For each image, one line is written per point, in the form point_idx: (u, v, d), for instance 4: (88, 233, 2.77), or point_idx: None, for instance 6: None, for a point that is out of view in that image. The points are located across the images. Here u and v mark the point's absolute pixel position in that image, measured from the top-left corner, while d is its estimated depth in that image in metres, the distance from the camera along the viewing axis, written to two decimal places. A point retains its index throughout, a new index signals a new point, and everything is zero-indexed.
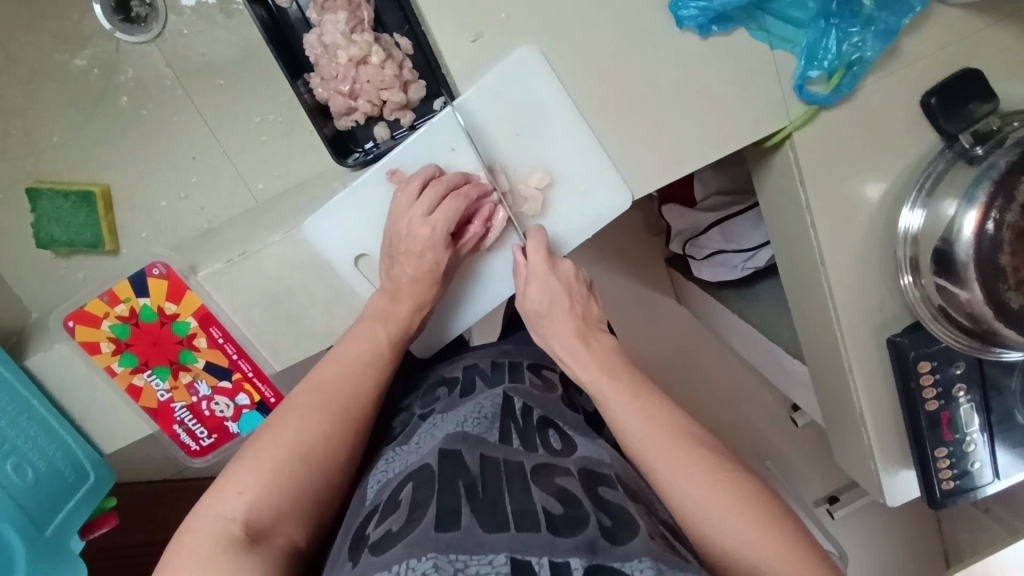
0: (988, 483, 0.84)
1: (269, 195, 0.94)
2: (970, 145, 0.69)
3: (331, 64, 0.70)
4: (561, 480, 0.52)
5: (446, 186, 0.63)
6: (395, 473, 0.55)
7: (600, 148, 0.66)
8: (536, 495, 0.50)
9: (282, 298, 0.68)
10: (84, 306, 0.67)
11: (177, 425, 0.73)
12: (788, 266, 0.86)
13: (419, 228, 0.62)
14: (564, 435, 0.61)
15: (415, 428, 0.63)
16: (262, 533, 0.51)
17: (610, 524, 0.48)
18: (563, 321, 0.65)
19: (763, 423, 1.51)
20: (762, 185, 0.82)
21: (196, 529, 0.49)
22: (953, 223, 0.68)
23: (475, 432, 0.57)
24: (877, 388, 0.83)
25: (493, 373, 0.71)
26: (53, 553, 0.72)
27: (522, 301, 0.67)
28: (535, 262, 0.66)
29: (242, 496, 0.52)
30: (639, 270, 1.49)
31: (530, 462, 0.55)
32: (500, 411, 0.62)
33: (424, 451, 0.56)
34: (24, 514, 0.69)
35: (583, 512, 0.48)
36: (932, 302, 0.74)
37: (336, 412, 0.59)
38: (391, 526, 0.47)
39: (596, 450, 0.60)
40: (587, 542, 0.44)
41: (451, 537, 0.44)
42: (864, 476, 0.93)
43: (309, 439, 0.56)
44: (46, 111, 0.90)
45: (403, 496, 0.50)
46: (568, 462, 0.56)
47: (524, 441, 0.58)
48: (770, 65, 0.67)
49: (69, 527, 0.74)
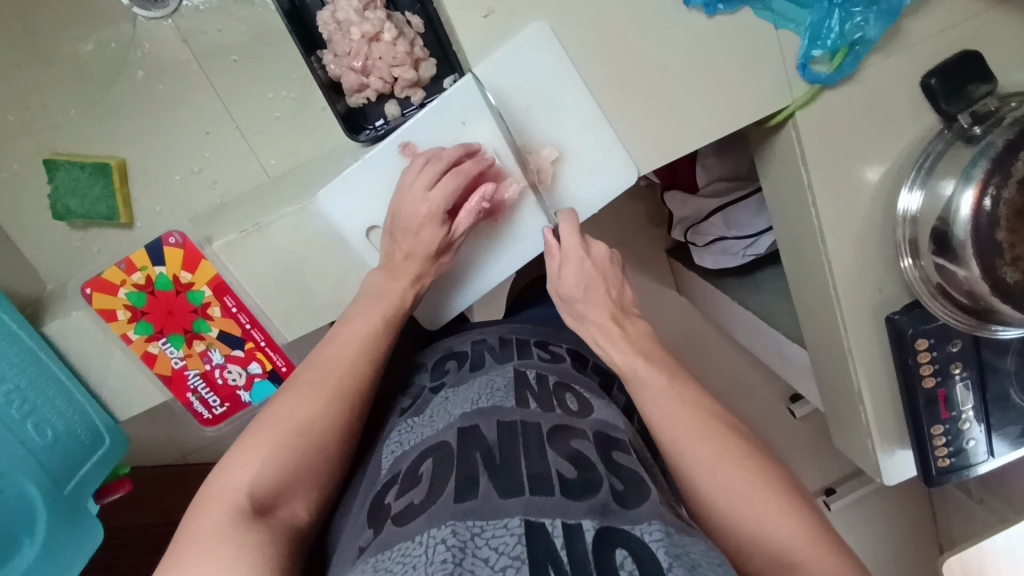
0: (982, 461, 0.86)
1: (280, 172, 0.95)
2: (968, 125, 0.71)
3: (344, 41, 0.71)
4: (575, 443, 0.54)
5: (447, 160, 0.65)
6: (412, 446, 0.57)
7: (608, 123, 0.68)
8: (552, 458, 0.51)
9: (294, 270, 0.70)
10: (102, 274, 0.68)
11: (190, 394, 0.75)
12: (789, 246, 0.88)
13: (419, 205, 0.64)
14: (580, 398, 0.63)
15: (426, 401, 0.65)
16: (267, 505, 0.53)
17: (621, 489, 0.50)
18: (598, 302, 0.66)
19: (761, 412, 1.52)
20: (766, 165, 0.83)
21: (207, 499, 0.52)
22: (951, 201, 0.70)
23: (490, 404, 0.57)
24: (875, 367, 0.84)
25: (501, 350, 0.71)
26: (73, 510, 0.75)
27: (556, 283, 0.67)
28: (570, 246, 0.66)
29: (245, 470, 0.54)
30: (642, 258, 1.50)
31: (548, 423, 0.56)
32: (513, 382, 0.62)
33: (440, 426, 0.57)
34: (45, 472, 0.72)
35: (595, 476, 0.50)
36: (931, 280, 0.76)
37: (335, 393, 0.60)
38: (412, 499, 0.49)
39: (609, 416, 0.61)
40: (599, 506, 0.46)
41: (469, 505, 0.46)
42: (861, 456, 0.95)
43: (310, 416, 0.58)
44: (61, 84, 0.91)
45: (423, 470, 0.52)
46: (583, 424, 0.57)
47: (541, 404, 0.59)
48: (774, 45, 0.68)
49: (88, 487, 0.76)
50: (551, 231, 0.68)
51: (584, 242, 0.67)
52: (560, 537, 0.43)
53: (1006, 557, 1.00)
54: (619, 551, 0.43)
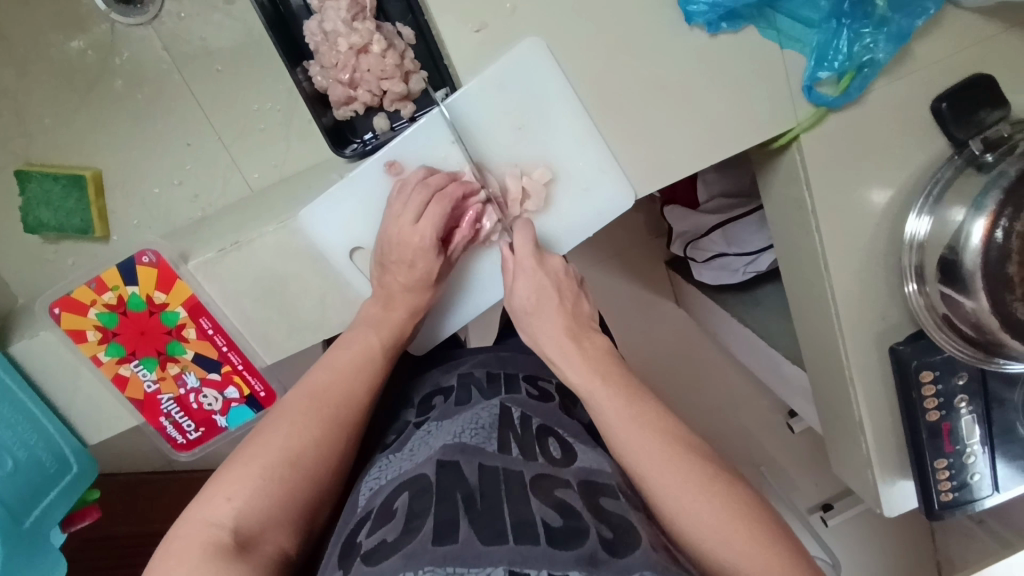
0: (986, 496, 0.83)
1: (264, 185, 0.92)
2: (979, 152, 0.68)
3: (331, 52, 0.68)
4: (560, 492, 0.51)
5: (433, 187, 0.63)
6: (389, 480, 0.54)
7: (603, 143, 0.65)
8: (536, 505, 0.48)
9: (274, 290, 0.67)
10: (72, 293, 0.65)
11: (164, 418, 0.72)
12: (790, 271, 0.85)
13: (408, 235, 0.62)
14: (564, 445, 0.60)
15: (409, 435, 0.62)
16: (249, 541, 0.49)
17: (610, 537, 0.47)
18: (550, 316, 0.63)
19: (758, 430, 1.50)
20: (767, 187, 0.80)
21: (185, 536, 0.49)
22: (960, 230, 0.67)
23: (473, 442, 0.55)
24: (877, 397, 0.82)
25: (488, 386, 0.68)
26: (31, 544, 0.71)
27: (511, 298, 0.65)
28: (523, 259, 0.65)
29: (231, 502, 0.51)
30: (639, 271, 1.47)
31: (530, 472, 0.53)
32: (497, 421, 0.59)
33: (419, 461, 0.54)
34: (4, 504, 0.68)
35: (582, 523, 0.47)
36: (937, 310, 0.73)
37: (329, 421, 0.58)
38: (385, 537, 0.47)
39: (595, 461, 0.58)
40: (587, 555, 0.44)
41: (448, 549, 0.43)
42: (861, 485, 0.92)
43: (301, 446, 0.55)
44: (39, 92, 0.88)
45: (398, 505, 0.50)
46: (569, 474, 0.54)
47: (524, 450, 0.56)
48: (779, 65, 0.65)
49: (49, 520, 0.73)
50: (509, 246, 0.67)
51: (538, 254, 0.66)
52: None
53: None
54: None
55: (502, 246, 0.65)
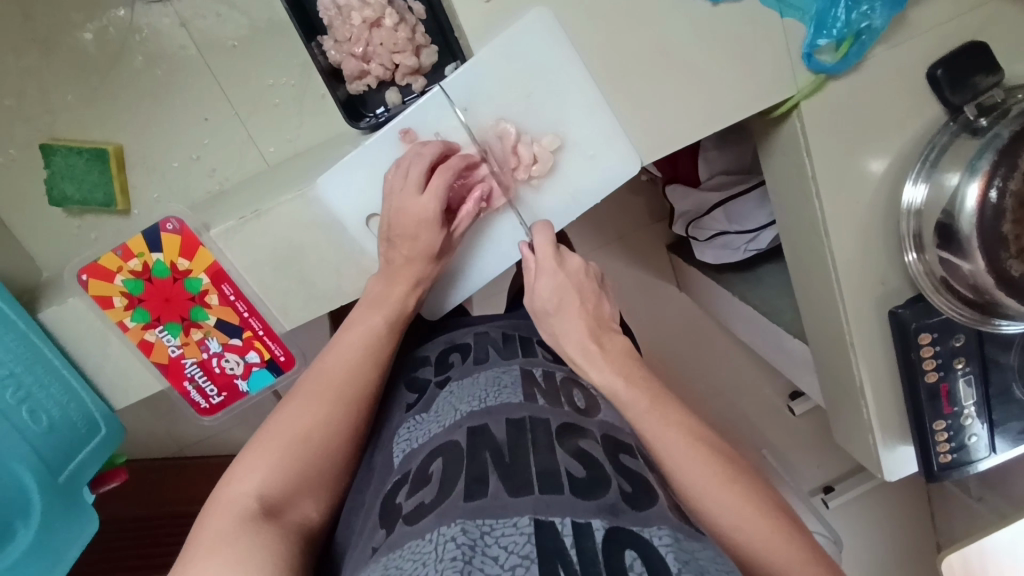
0: (983, 458, 0.85)
1: (279, 160, 0.94)
2: (974, 117, 0.70)
3: (345, 26, 0.70)
4: (583, 443, 0.53)
5: (430, 158, 0.64)
6: (420, 444, 0.56)
7: (609, 111, 0.67)
8: (560, 454, 0.51)
9: (291, 259, 0.69)
10: (99, 260, 0.68)
11: (187, 382, 0.74)
12: (792, 239, 0.87)
13: (410, 205, 0.63)
14: (588, 396, 0.63)
15: (433, 397, 0.64)
16: (276, 508, 0.52)
17: (631, 490, 0.49)
18: (570, 315, 0.65)
19: (760, 408, 1.52)
20: (769, 157, 0.83)
21: (216, 506, 0.51)
22: (956, 194, 0.69)
23: (498, 403, 0.57)
24: (878, 362, 0.84)
25: (505, 346, 0.70)
26: (68, 498, 0.75)
27: (531, 298, 0.67)
28: (543, 256, 0.67)
29: (252, 477, 0.53)
30: (642, 253, 1.49)
31: (556, 420, 0.55)
32: (521, 379, 0.61)
33: (447, 425, 0.56)
34: (39, 459, 0.72)
35: (604, 475, 0.49)
36: (935, 274, 0.75)
37: (338, 399, 0.60)
38: (423, 499, 0.49)
39: (615, 417, 0.61)
40: (608, 506, 0.46)
41: (479, 504, 0.45)
42: (862, 451, 0.94)
43: (312, 423, 0.58)
44: (58, 70, 0.90)
45: (434, 469, 0.52)
46: (592, 424, 0.57)
47: (550, 401, 0.59)
48: (779, 33, 0.67)
49: (82, 475, 0.76)
50: (527, 245, 0.69)
51: (559, 254, 0.68)
52: (569, 535, 0.42)
53: (1004, 555, 1.00)
54: (629, 552, 0.42)
55: (521, 245, 0.67)
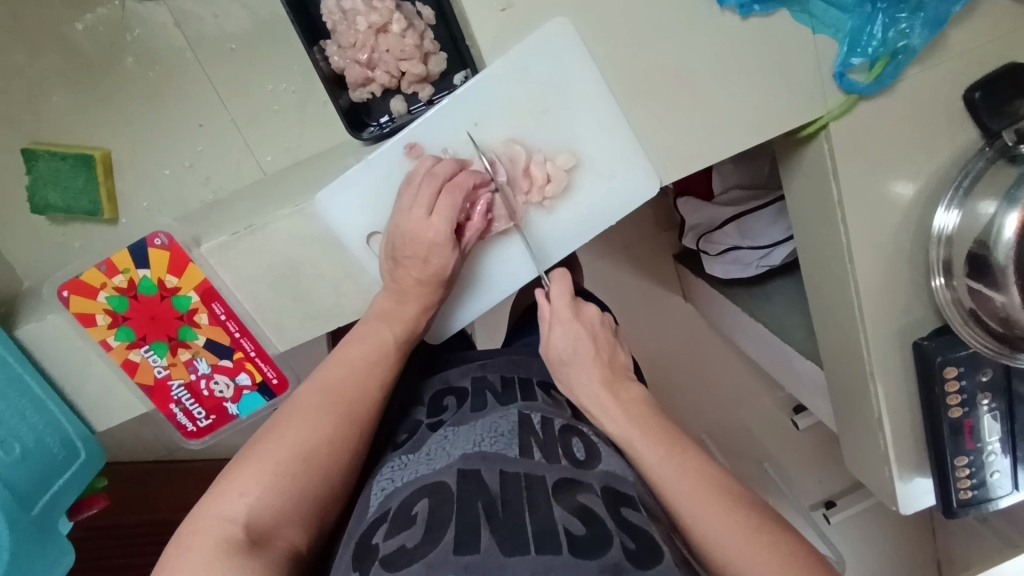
0: (1004, 495, 0.82)
1: (276, 169, 0.90)
2: (1012, 143, 0.66)
3: (349, 32, 0.66)
4: (583, 497, 0.50)
5: (441, 177, 0.60)
6: (404, 483, 0.53)
7: (629, 130, 0.63)
8: (558, 511, 0.47)
9: (287, 276, 0.65)
10: (81, 276, 0.64)
11: (174, 405, 0.70)
12: (811, 264, 0.83)
13: (421, 228, 0.60)
14: (588, 444, 0.58)
15: (423, 439, 0.60)
16: (263, 536, 0.49)
17: (634, 547, 0.46)
18: (588, 368, 0.63)
19: (764, 426, 1.49)
20: (790, 178, 0.79)
21: (197, 530, 0.48)
22: (992, 224, 0.67)
23: (494, 450, 0.53)
24: (898, 393, 0.80)
25: (503, 392, 0.65)
26: (39, 532, 0.70)
27: (546, 349, 0.65)
28: (559, 306, 0.65)
29: (244, 497, 0.50)
30: (648, 265, 1.45)
31: (553, 477, 0.51)
32: (518, 428, 0.57)
33: (438, 466, 0.53)
34: (10, 490, 0.67)
35: (605, 531, 0.46)
36: (963, 305, 0.71)
37: (342, 415, 0.56)
38: (405, 543, 0.45)
39: (618, 465, 0.56)
40: (611, 565, 0.43)
41: (471, 559, 0.42)
42: (876, 482, 0.91)
43: (313, 441, 0.54)
44: (45, 69, 0.86)
45: (418, 511, 0.48)
46: (593, 477, 0.53)
47: (546, 454, 0.54)
48: (810, 51, 0.63)
49: (56, 507, 0.71)
50: (543, 294, 0.67)
51: (573, 304, 0.66)
52: None
53: None
54: None
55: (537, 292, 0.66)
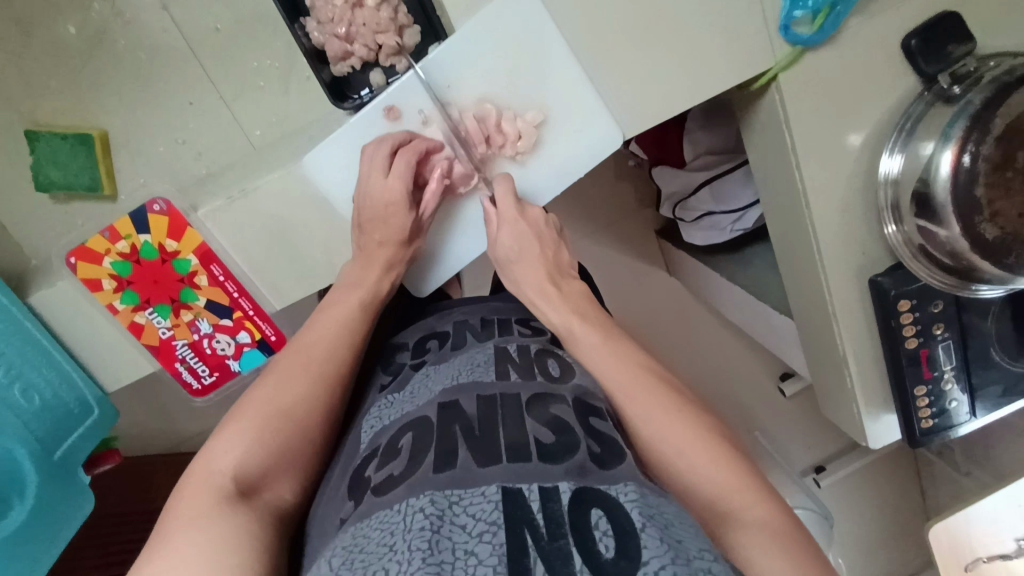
0: (963, 422, 0.88)
1: (265, 142, 0.95)
2: (948, 85, 0.72)
3: (327, 7, 0.71)
4: (555, 409, 0.54)
5: (393, 142, 0.66)
6: (391, 421, 0.57)
7: (591, 86, 0.69)
8: (530, 426, 0.51)
9: (282, 236, 0.70)
10: (86, 243, 0.68)
11: (179, 364, 0.75)
12: (774, 213, 0.88)
13: (379, 188, 0.66)
14: (563, 363, 0.63)
15: (407, 378, 0.64)
16: (251, 487, 0.52)
17: (599, 451, 0.50)
18: (530, 263, 0.69)
19: (750, 390, 1.55)
20: (750, 131, 0.84)
21: (190, 486, 0.51)
22: (930, 162, 0.71)
23: (470, 380, 0.57)
24: (860, 332, 0.86)
25: (483, 330, 0.70)
26: (64, 474, 0.77)
27: (494, 248, 0.70)
28: (506, 210, 0.70)
29: (232, 454, 0.53)
30: (630, 237, 1.50)
31: (527, 392, 0.56)
32: (494, 358, 0.62)
33: (421, 403, 0.57)
34: (34, 438, 0.73)
35: (573, 439, 0.50)
36: (913, 242, 0.77)
37: (318, 377, 0.60)
38: (392, 471, 0.49)
39: (589, 378, 0.60)
40: (576, 469, 0.47)
41: (449, 475, 0.46)
42: (847, 421, 0.97)
43: (292, 400, 0.57)
44: (41, 54, 0.90)
45: (403, 443, 0.52)
46: (564, 390, 0.57)
47: (522, 375, 0.59)
48: (756, 5, 0.68)
49: (76, 455, 0.78)
50: (489, 198, 0.72)
51: (519, 205, 0.71)
52: (536, 499, 0.43)
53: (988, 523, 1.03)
54: (594, 511, 0.43)
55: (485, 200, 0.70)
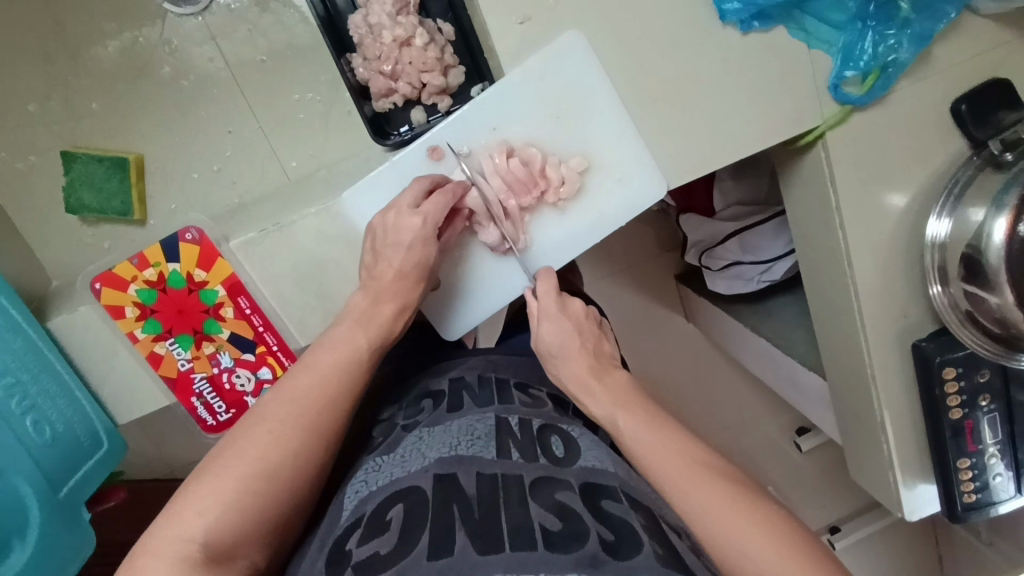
0: (1006, 499, 0.83)
1: (300, 175, 0.95)
2: (998, 151, 0.70)
3: (375, 44, 0.71)
4: (560, 494, 0.49)
5: (429, 182, 0.65)
6: (379, 487, 0.53)
7: (639, 135, 0.67)
8: (535, 511, 0.48)
9: (312, 271, 0.68)
10: (114, 269, 0.67)
11: (195, 398, 0.72)
12: (811, 271, 0.86)
13: (408, 219, 0.62)
14: (566, 440, 0.59)
15: (398, 440, 0.60)
16: (225, 554, 0.49)
17: (612, 538, 0.46)
18: (576, 361, 0.65)
19: (764, 448, 1.51)
20: (788, 188, 0.83)
21: (152, 554, 0.47)
22: (982, 229, 0.70)
23: (470, 452, 0.53)
24: (899, 398, 0.82)
25: (480, 391, 0.66)
26: (66, 513, 0.73)
27: (535, 342, 0.67)
28: (546, 304, 0.67)
29: (203, 516, 0.49)
30: (651, 286, 1.46)
31: (530, 475, 0.52)
32: (494, 430, 0.57)
33: (413, 470, 0.53)
34: (42, 473, 0.70)
35: (582, 526, 0.46)
36: (960, 307, 0.74)
37: (304, 429, 0.55)
38: (378, 549, 0.46)
39: (598, 459, 0.56)
40: (588, 558, 0.43)
41: (445, 562, 0.43)
42: (881, 491, 0.92)
43: (274, 458, 0.53)
44: (83, 75, 0.91)
45: (392, 515, 0.48)
46: (570, 474, 0.53)
47: (524, 454, 0.55)
48: (805, 64, 0.67)
49: (81, 492, 0.75)
50: (531, 290, 0.69)
51: (562, 300, 0.68)
52: None
53: None
54: None
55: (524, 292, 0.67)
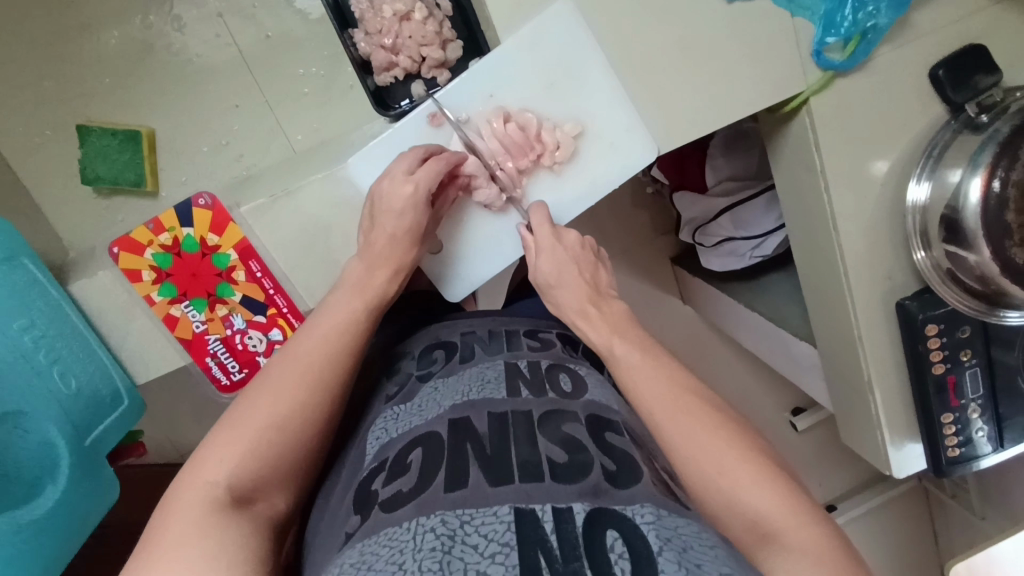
0: (987, 454, 0.87)
1: (305, 148, 0.98)
2: (975, 114, 0.74)
3: (376, 19, 0.74)
4: (567, 427, 0.53)
5: (421, 155, 0.68)
6: (399, 434, 0.56)
7: (629, 102, 0.71)
8: (541, 445, 0.51)
9: (319, 235, 0.71)
10: (131, 234, 0.71)
11: (210, 358, 0.76)
12: (800, 235, 0.89)
13: (401, 185, 0.66)
14: (574, 377, 0.62)
15: (414, 389, 0.63)
16: (246, 497, 0.52)
17: (614, 468, 0.50)
18: (575, 287, 0.67)
19: (760, 422, 1.54)
20: (776, 154, 0.86)
21: (181, 497, 0.50)
22: (959, 189, 0.72)
23: (481, 396, 0.56)
24: (885, 357, 0.85)
25: (490, 342, 0.69)
26: (92, 463, 0.77)
27: (534, 274, 0.69)
28: (542, 238, 0.70)
29: (224, 463, 0.52)
30: (648, 263, 1.49)
31: (539, 410, 0.55)
32: (504, 373, 0.61)
33: (430, 417, 0.55)
34: (71, 424, 0.73)
35: (587, 458, 0.49)
36: (941, 267, 0.77)
37: (315, 381, 0.58)
38: (401, 488, 0.48)
39: (604, 397, 0.60)
40: (590, 488, 0.46)
41: (460, 495, 0.46)
42: (870, 450, 0.95)
43: (289, 407, 0.56)
44: (94, 54, 0.94)
45: (413, 459, 0.51)
46: (576, 406, 0.56)
47: (534, 392, 0.58)
48: (789, 31, 0.70)
49: (105, 444, 0.78)
50: (525, 227, 0.73)
51: (555, 232, 0.71)
52: (550, 521, 0.43)
53: None
54: (610, 532, 0.42)
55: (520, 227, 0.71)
